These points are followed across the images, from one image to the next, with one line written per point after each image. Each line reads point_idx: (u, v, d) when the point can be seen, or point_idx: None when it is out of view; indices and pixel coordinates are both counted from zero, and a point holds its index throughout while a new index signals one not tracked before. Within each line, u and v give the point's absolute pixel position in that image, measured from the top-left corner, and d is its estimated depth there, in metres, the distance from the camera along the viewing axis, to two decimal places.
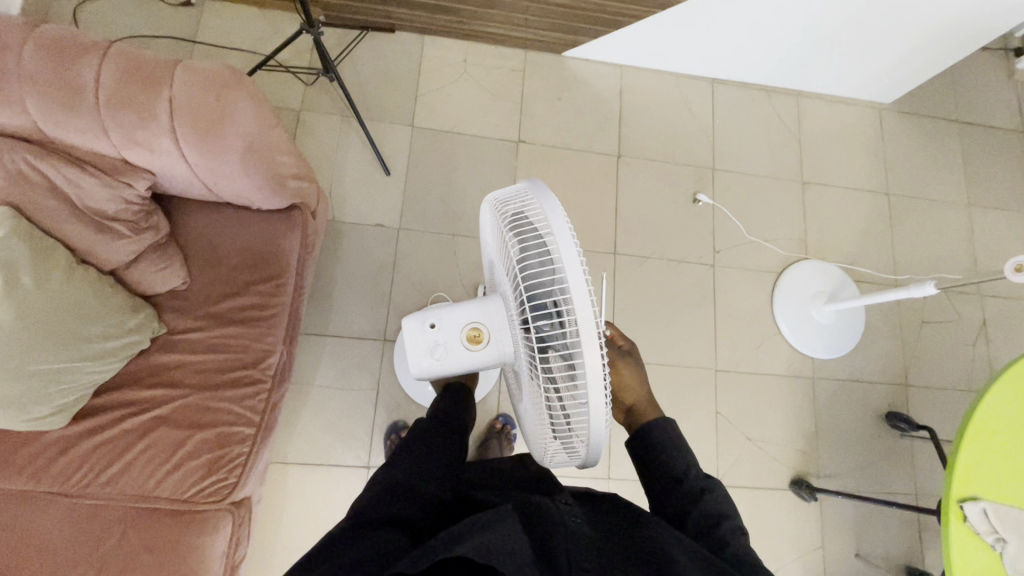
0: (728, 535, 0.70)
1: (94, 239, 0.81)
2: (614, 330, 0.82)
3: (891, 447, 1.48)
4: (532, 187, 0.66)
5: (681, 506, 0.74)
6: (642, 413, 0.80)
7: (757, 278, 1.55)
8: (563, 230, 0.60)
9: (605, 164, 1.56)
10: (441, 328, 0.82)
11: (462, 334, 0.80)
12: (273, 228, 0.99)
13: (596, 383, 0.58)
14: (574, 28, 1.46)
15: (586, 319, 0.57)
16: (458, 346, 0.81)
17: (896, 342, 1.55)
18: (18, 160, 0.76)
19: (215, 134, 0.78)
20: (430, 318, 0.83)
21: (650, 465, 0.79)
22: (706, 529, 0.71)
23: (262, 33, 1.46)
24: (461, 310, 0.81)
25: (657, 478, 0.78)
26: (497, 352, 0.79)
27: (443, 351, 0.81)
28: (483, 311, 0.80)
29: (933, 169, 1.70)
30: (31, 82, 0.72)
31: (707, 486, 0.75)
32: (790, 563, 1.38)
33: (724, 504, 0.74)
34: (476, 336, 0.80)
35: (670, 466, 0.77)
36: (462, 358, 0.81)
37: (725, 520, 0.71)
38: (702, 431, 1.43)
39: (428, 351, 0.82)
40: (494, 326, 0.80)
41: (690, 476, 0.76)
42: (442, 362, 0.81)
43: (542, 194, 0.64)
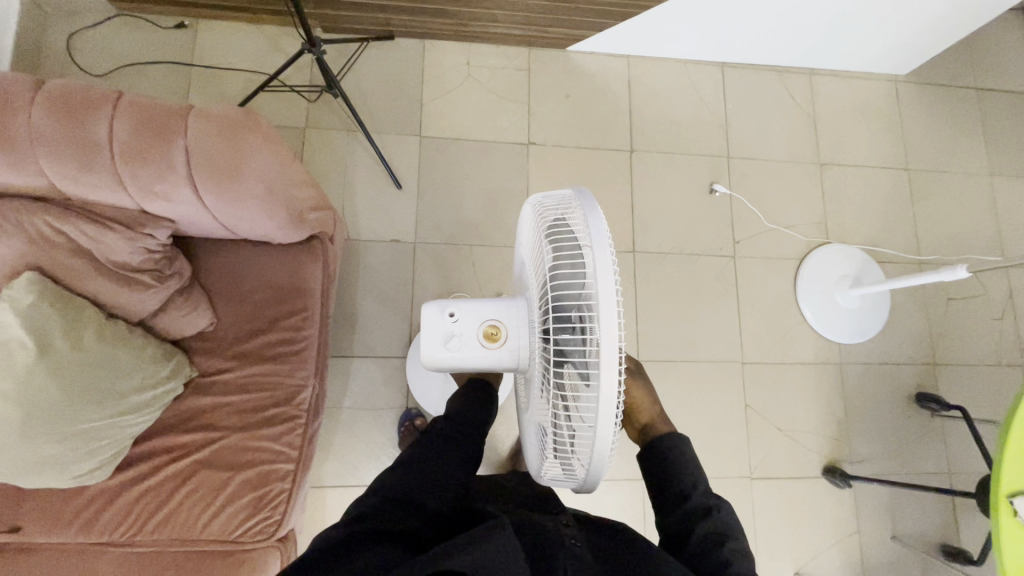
0: (731, 558, 0.65)
1: (120, 293, 0.80)
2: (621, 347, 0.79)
3: (922, 427, 1.47)
4: (580, 195, 0.62)
5: (683, 523, 0.70)
6: (653, 429, 0.77)
7: (779, 266, 1.53)
8: (603, 243, 0.56)
9: (618, 160, 1.52)
10: (459, 320, 0.77)
11: (480, 330, 0.76)
12: (295, 261, 0.98)
13: (607, 407, 0.54)
14: (578, 22, 1.42)
15: (608, 340, 0.53)
16: (473, 340, 0.76)
17: (923, 321, 1.53)
18: (38, 223, 0.74)
19: (234, 180, 0.77)
20: (449, 306, 0.78)
21: (654, 473, 0.74)
22: (707, 547, 0.67)
23: (260, 51, 1.42)
24: (482, 305, 0.76)
25: (660, 489, 0.73)
26: (510, 354, 0.75)
27: (457, 344, 0.77)
28: (504, 309, 0.77)
29: (952, 140, 1.66)
30: (44, 144, 0.71)
31: (713, 505, 0.71)
32: (827, 551, 1.38)
33: (730, 526, 0.69)
34: (494, 333, 0.76)
35: (676, 479, 0.72)
36: (476, 353, 0.76)
37: (728, 542, 0.67)
38: (733, 424, 1.43)
39: (440, 340, 0.77)
40: (514, 327, 0.76)
41: (696, 491, 0.71)
42: (453, 354, 0.76)
43: (588, 205, 0.60)
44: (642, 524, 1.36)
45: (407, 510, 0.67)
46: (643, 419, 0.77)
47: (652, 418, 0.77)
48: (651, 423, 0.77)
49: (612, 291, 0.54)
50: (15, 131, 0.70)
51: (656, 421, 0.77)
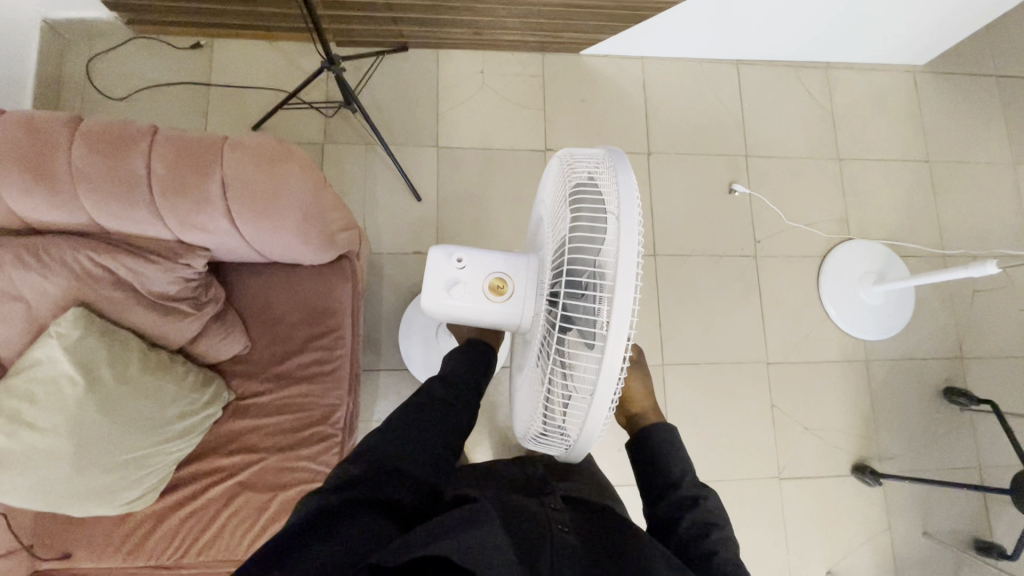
0: (718, 546, 0.65)
1: (159, 323, 0.81)
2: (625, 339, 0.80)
3: (950, 422, 1.46)
4: (617, 157, 0.59)
5: (671, 511, 0.70)
6: (641, 419, 0.78)
7: (801, 265, 1.52)
8: (631, 210, 0.53)
9: (636, 163, 1.52)
10: (466, 267, 0.78)
11: (486, 281, 0.76)
12: (325, 281, 0.98)
13: (608, 380, 0.52)
14: (593, 26, 1.41)
15: (620, 312, 0.50)
16: (477, 290, 0.77)
17: (950, 315, 1.52)
18: (79, 258, 0.75)
19: (269, 208, 0.77)
20: (458, 253, 0.79)
21: (643, 461, 0.75)
22: (694, 535, 0.67)
23: (277, 68, 1.43)
24: (492, 257, 0.77)
25: (649, 478, 0.74)
26: (512, 310, 0.75)
27: (459, 290, 0.78)
28: (513, 265, 0.77)
29: (974, 130, 1.64)
30: (86, 182, 0.72)
31: (701, 494, 0.71)
32: (858, 549, 1.38)
33: (717, 514, 0.69)
34: (499, 286, 0.76)
35: (666, 469, 0.73)
36: (477, 303, 0.77)
37: (715, 530, 0.67)
38: (760, 425, 1.43)
39: (443, 285, 0.78)
40: (521, 285, 0.75)
41: (684, 481, 0.72)
42: (455, 301, 0.77)
43: (623, 168, 0.57)
44: None
45: (410, 494, 0.64)
46: (635, 409, 0.79)
47: (642, 409, 0.78)
48: (641, 414, 0.78)
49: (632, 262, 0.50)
50: (57, 169, 0.71)
51: (646, 412, 0.79)
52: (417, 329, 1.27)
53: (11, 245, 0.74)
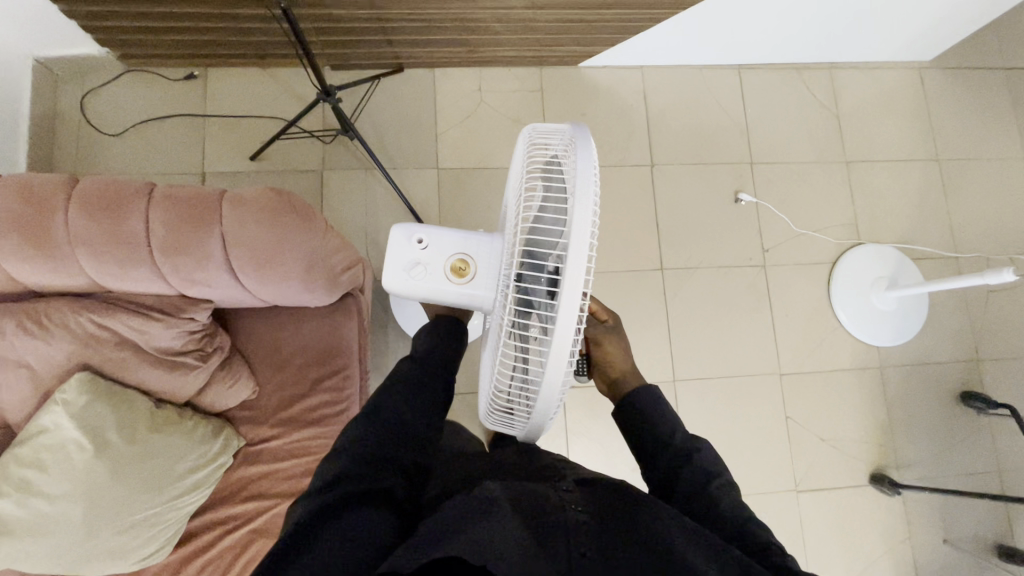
0: (720, 495, 0.64)
1: (166, 378, 0.80)
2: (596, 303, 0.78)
3: (968, 425, 1.44)
4: (578, 134, 0.57)
5: (669, 468, 0.68)
6: (623, 383, 0.78)
7: (811, 272, 1.49)
8: (587, 186, 0.52)
9: (640, 176, 1.50)
10: (427, 248, 0.76)
11: (448, 262, 0.75)
12: (331, 320, 0.97)
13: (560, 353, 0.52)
14: (591, 39, 1.39)
15: (571, 288, 0.50)
16: (438, 270, 0.75)
17: (965, 318, 1.49)
18: (81, 322, 0.74)
19: (272, 262, 0.76)
20: (419, 233, 0.76)
21: (633, 424, 0.73)
22: (697, 488, 0.65)
23: (271, 95, 1.41)
24: (454, 236, 0.74)
25: (641, 439, 0.72)
26: (475, 290, 0.73)
27: (421, 272, 0.76)
28: (476, 244, 0.74)
29: (983, 125, 1.60)
30: (85, 245, 0.70)
31: (695, 447, 0.69)
32: (880, 560, 1.37)
33: (713, 463, 0.68)
34: (461, 267, 0.74)
35: (655, 429, 0.71)
36: (440, 285, 0.75)
37: (715, 479, 0.65)
38: (776, 438, 1.41)
39: (405, 266, 0.76)
40: (484, 265, 0.73)
41: (676, 436, 0.70)
42: (416, 282, 0.75)
43: (584, 145, 0.55)
44: None
45: None
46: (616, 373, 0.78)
47: (623, 373, 0.78)
48: (622, 377, 0.78)
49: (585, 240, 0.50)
50: (54, 235, 0.70)
51: (628, 376, 0.78)
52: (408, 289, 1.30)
53: (12, 312, 0.73)
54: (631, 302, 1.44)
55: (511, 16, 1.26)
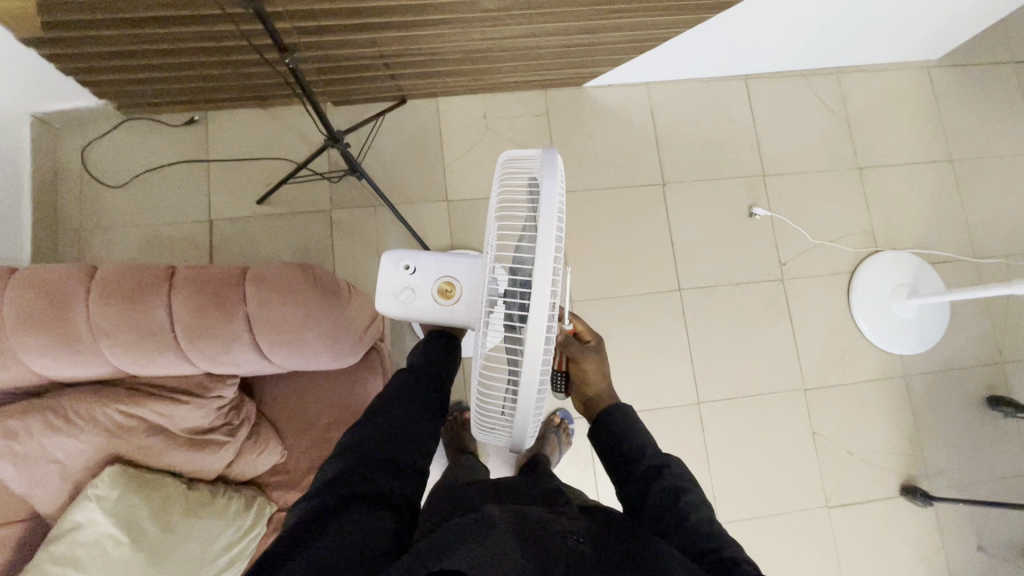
0: (688, 509, 0.63)
1: (195, 458, 0.79)
2: (579, 324, 0.81)
3: (995, 429, 1.43)
4: (544, 154, 0.54)
5: (639, 484, 0.68)
6: (597, 403, 0.79)
7: (830, 283, 1.47)
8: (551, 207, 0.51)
9: (651, 196, 1.47)
10: (416, 273, 0.76)
11: (434, 286, 0.75)
12: (354, 376, 0.93)
13: (533, 367, 0.52)
14: (596, 61, 1.36)
15: (539, 306, 0.50)
16: (426, 295, 0.76)
17: (986, 320, 1.48)
18: (109, 414, 0.74)
19: (296, 337, 0.77)
20: (406, 258, 0.77)
21: (606, 445, 0.75)
22: (664, 503, 0.64)
23: (273, 135, 1.38)
24: (441, 261, 0.75)
25: (614, 458, 0.73)
26: (464, 313, 0.74)
27: (411, 297, 0.76)
28: (465, 269, 0.74)
29: (996, 122, 1.58)
30: (108, 336, 0.71)
31: (664, 463, 0.69)
32: (914, 571, 1.36)
33: (683, 479, 0.67)
34: (448, 290, 0.74)
35: (626, 447, 0.73)
36: (431, 308, 0.76)
37: (683, 494, 0.64)
38: (803, 454, 1.40)
39: (394, 292, 0.76)
40: (470, 287, 0.74)
41: (645, 453, 0.71)
42: (406, 307, 0.76)
43: (551, 165, 0.53)
44: None
45: None
46: (590, 393, 0.79)
47: (598, 393, 0.78)
48: (595, 398, 0.79)
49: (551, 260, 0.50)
50: (78, 329, 0.71)
51: (602, 396, 0.79)
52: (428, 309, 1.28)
53: (39, 409, 0.73)
54: (650, 324, 1.42)
55: (515, 44, 1.23)
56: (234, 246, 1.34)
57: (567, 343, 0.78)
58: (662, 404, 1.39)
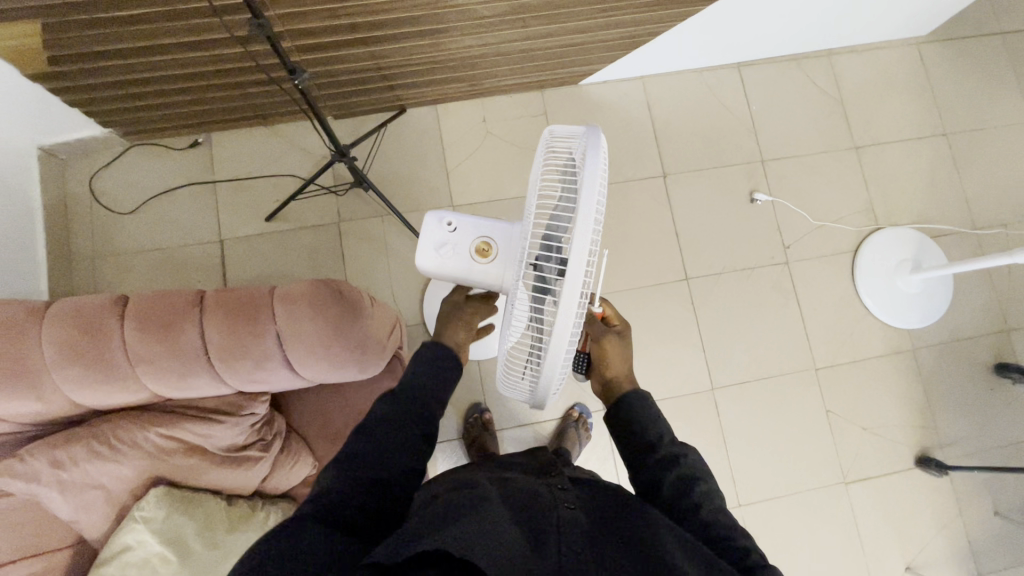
0: (702, 500, 0.63)
1: (232, 474, 0.82)
2: (609, 308, 0.79)
3: (1006, 396, 1.46)
4: (589, 131, 0.55)
5: (654, 471, 0.66)
6: (618, 386, 0.74)
7: (834, 264, 1.50)
8: (594, 181, 0.52)
9: (653, 189, 1.49)
10: (457, 229, 0.81)
11: (472, 244, 0.80)
12: (378, 385, 0.95)
13: (561, 337, 0.54)
14: (590, 59, 1.37)
15: (573, 276, 0.51)
16: (465, 252, 0.80)
17: (991, 290, 1.50)
18: (148, 438, 0.77)
19: (324, 351, 0.79)
20: (449, 217, 0.82)
21: (620, 427, 0.71)
22: (679, 493, 0.64)
23: (277, 152, 1.40)
24: (481, 220, 0.80)
25: (628, 443, 0.70)
26: (496, 273, 0.79)
27: (450, 251, 0.81)
28: (502, 230, 0.79)
29: (987, 94, 1.60)
30: (144, 364, 0.74)
31: (680, 452, 0.68)
32: (934, 541, 1.39)
33: (699, 469, 0.67)
34: (485, 248, 0.79)
35: (642, 433, 0.70)
36: (466, 264, 0.80)
37: (698, 484, 0.64)
38: (818, 433, 1.42)
39: (434, 245, 0.81)
40: (505, 248, 0.79)
41: (662, 441, 0.68)
42: (445, 261, 0.81)
43: (595, 142, 0.54)
44: None
45: None
46: (610, 375, 0.74)
47: (618, 376, 0.74)
48: (615, 381, 0.74)
49: (588, 235, 0.51)
50: (115, 359, 0.74)
51: (622, 380, 0.74)
52: None
53: (83, 437, 0.75)
54: (659, 315, 1.44)
55: (511, 48, 1.24)
56: (246, 263, 1.35)
57: (594, 320, 0.75)
58: (676, 392, 1.41)
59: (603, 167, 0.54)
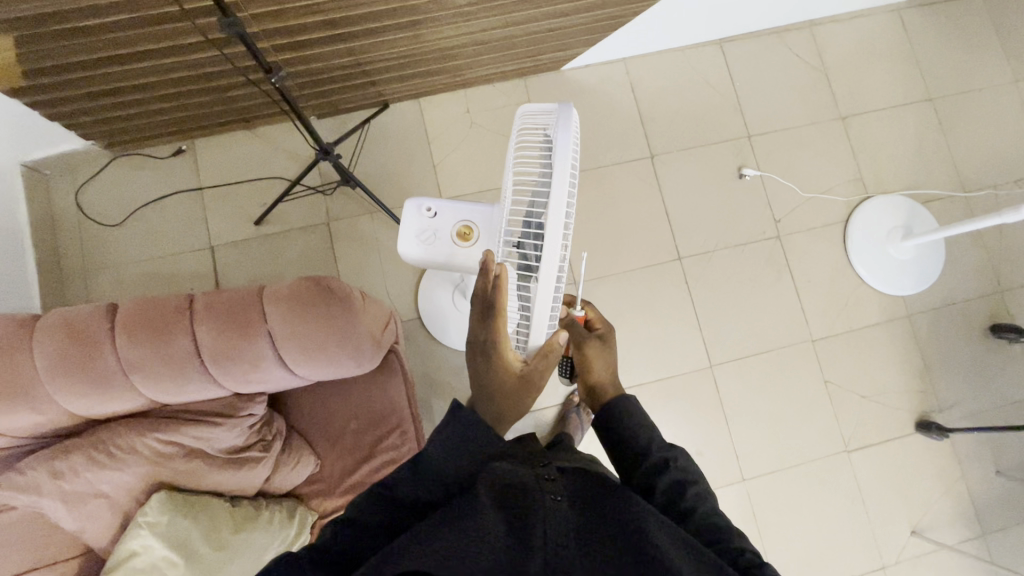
0: (695, 504, 0.63)
1: (234, 476, 0.82)
2: (593, 313, 0.80)
3: (1002, 356, 1.46)
4: (560, 108, 0.55)
5: (647, 478, 0.67)
6: (601, 392, 0.73)
7: (826, 235, 1.50)
8: (566, 156, 0.52)
9: (642, 170, 1.49)
10: (437, 215, 0.81)
11: (453, 229, 0.80)
12: (376, 381, 0.95)
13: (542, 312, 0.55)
14: (572, 43, 1.36)
15: (551, 253, 0.52)
16: (447, 237, 0.81)
17: (983, 252, 1.50)
18: (147, 444, 0.77)
19: (317, 348, 0.79)
20: (428, 204, 0.82)
21: (609, 437, 0.71)
22: (673, 498, 0.64)
23: (262, 155, 1.39)
24: (460, 205, 0.80)
25: (619, 453, 0.70)
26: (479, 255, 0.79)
27: (432, 238, 0.81)
28: (481, 213, 0.80)
29: (971, 57, 1.59)
30: (136, 370, 0.74)
31: (670, 455, 0.68)
32: (937, 504, 1.40)
33: (689, 472, 0.67)
34: (466, 233, 0.80)
35: (631, 439, 0.69)
36: (450, 250, 0.81)
37: (690, 488, 0.65)
38: (818, 404, 1.43)
39: (416, 234, 0.82)
40: (486, 230, 0.79)
41: (652, 447, 0.68)
42: (427, 248, 0.81)
43: (565, 118, 0.54)
44: (753, 522, 1.36)
45: None
46: (592, 381, 0.74)
47: (602, 381, 0.73)
48: (600, 385, 0.73)
49: (562, 214, 0.51)
50: (107, 366, 0.74)
51: (606, 384, 0.73)
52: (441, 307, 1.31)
53: (80, 446, 0.75)
54: (654, 296, 1.44)
55: (490, 37, 1.23)
56: (238, 268, 1.35)
57: (573, 324, 0.75)
58: (675, 372, 1.41)
59: (574, 142, 0.54)
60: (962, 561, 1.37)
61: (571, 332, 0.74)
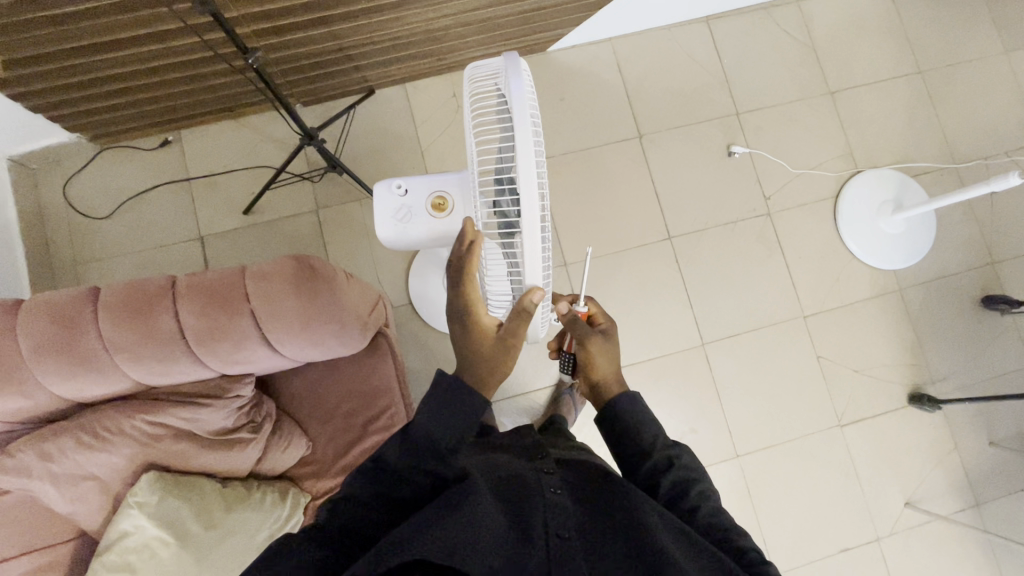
0: (699, 503, 0.63)
1: (225, 456, 0.83)
2: (595, 307, 0.79)
3: (995, 329, 1.46)
4: (506, 59, 0.55)
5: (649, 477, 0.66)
6: (606, 389, 0.72)
7: (815, 211, 1.49)
8: (523, 104, 0.52)
9: (630, 150, 1.49)
10: (409, 192, 0.81)
11: (428, 201, 0.80)
12: (366, 363, 0.95)
13: (533, 259, 0.53)
14: (556, 23, 1.35)
15: (530, 205, 0.51)
16: (423, 212, 0.81)
17: (974, 224, 1.50)
18: (135, 426, 0.78)
19: (301, 327, 0.79)
20: (396, 182, 0.81)
21: (613, 433, 0.70)
22: (676, 498, 0.64)
23: (248, 143, 1.39)
24: (430, 176, 0.80)
25: (621, 449, 0.69)
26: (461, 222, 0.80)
27: (408, 215, 0.81)
28: (451, 181, 0.79)
29: (959, 27, 1.58)
30: (122, 352, 0.75)
31: (673, 454, 0.67)
32: (931, 476, 1.41)
33: (692, 470, 0.67)
34: (441, 204, 0.80)
35: (636, 438, 0.68)
36: (428, 223, 0.81)
37: (694, 487, 0.64)
38: (811, 379, 1.43)
39: (393, 214, 0.81)
40: (460, 198, 0.79)
41: (656, 447, 0.67)
42: (405, 225, 0.81)
43: (513, 67, 0.54)
44: (748, 498, 1.37)
45: None
46: (596, 378, 0.72)
47: (606, 378, 0.72)
48: (604, 382, 0.72)
49: (531, 161, 0.51)
50: (92, 349, 0.74)
51: (611, 381, 0.72)
52: (431, 291, 1.31)
53: (69, 429, 0.76)
54: (645, 276, 1.44)
55: (472, 19, 1.22)
56: (227, 257, 1.36)
57: (577, 320, 0.74)
58: (666, 351, 1.42)
59: (527, 87, 0.54)
60: (957, 532, 1.38)
61: (576, 328, 0.73)
